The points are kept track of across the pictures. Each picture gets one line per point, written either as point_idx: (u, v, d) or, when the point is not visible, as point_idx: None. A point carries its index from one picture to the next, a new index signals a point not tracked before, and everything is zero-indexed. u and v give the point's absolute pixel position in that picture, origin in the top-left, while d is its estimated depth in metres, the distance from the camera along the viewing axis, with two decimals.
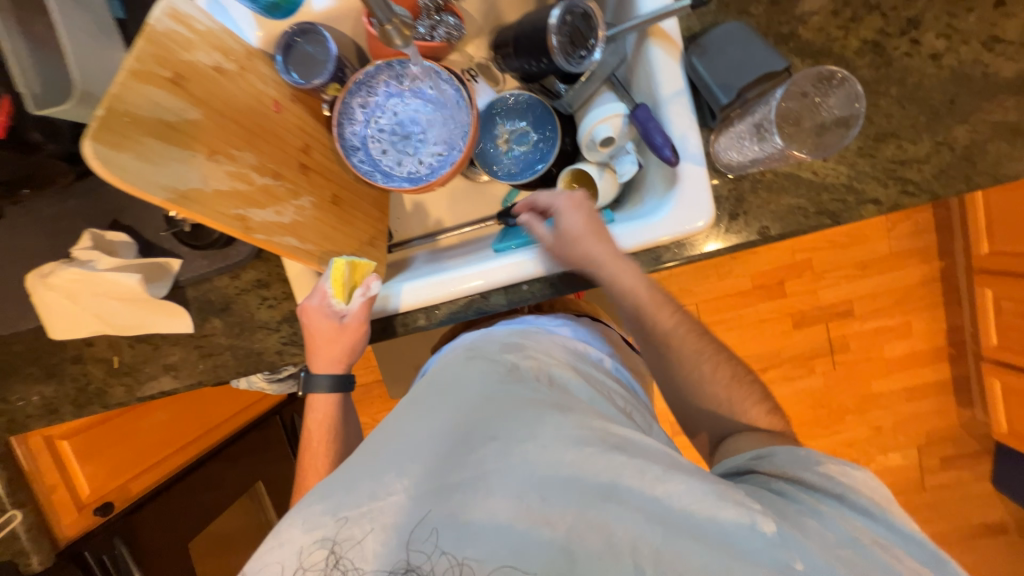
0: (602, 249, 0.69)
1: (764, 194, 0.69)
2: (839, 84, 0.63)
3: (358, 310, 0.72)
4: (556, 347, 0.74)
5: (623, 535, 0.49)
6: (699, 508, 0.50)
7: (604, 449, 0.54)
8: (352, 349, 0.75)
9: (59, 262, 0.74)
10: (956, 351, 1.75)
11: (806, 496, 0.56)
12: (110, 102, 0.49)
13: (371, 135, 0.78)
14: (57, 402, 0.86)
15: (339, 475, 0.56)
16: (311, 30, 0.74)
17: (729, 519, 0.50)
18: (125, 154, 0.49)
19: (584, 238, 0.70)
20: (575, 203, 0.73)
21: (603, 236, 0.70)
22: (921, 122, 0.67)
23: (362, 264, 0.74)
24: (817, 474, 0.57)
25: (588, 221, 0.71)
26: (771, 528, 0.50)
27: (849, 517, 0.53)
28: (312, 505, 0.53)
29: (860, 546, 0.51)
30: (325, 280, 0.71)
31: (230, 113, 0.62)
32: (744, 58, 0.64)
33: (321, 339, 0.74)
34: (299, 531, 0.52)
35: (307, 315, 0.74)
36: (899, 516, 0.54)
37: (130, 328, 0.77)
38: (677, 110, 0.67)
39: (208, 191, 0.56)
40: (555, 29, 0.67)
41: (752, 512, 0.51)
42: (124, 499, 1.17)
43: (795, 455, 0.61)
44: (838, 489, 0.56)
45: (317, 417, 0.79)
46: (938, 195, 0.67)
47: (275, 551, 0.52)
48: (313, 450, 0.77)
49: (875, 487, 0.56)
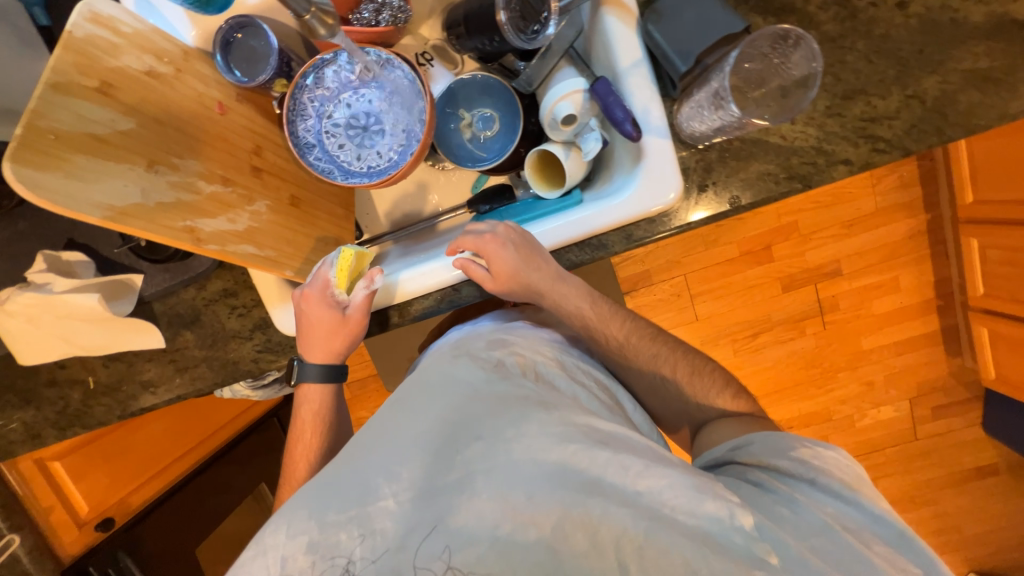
0: (541, 277, 0.71)
1: (732, 162, 0.67)
2: (795, 43, 0.61)
3: (360, 303, 0.73)
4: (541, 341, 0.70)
5: (606, 532, 0.49)
6: (680, 505, 0.50)
7: (588, 446, 0.53)
8: (351, 341, 0.75)
9: (15, 288, 0.72)
10: (944, 303, 1.75)
11: (781, 485, 0.56)
12: (29, 120, 0.46)
13: (326, 130, 0.75)
14: (38, 427, 0.85)
15: (324, 480, 0.56)
16: (249, 24, 0.70)
17: (712, 512, 0.50)
18: (51, 174, 0.47)
19: (522, 271, 0.70)
20: (500, 238, 0.70)
21: (540, 263, 0.71)
22: (889, 76, 0.64)
23: (366, 256, 0.74)
24: (791, 459, 0.58)
25: (521, 253, 0.70)
26: (748, 520, 0.50)
27: (821, 502, 0.54)
28: (297, 510, 0.53)
29: (834, 534, 0.51)
30: (330, 268, 0.70)
31: (169, 120, 0.58)
32: (701, 21, 0.61)
33: (318, 331, 0.73)
34: (283, 538, 0.51)
35: (305, 302, 0.72)
36: (869, 500, 0.55)
37: (99, 348, 0.76)
38: (638, 82, 0.64)
39: (150, 205, 0.54)
40: (502, 4, 0.64)
41: (732, 504, 0.51)
42: (125, 513, 1.19)
43: (770, 444, 0.61)
44: (811, 474, 0.56)
45: (310, 407, 0.78)
46: (910, 151, 0.65)
47: (258, 559, 0.52)
48: (303, 440, 0.77)
49: (846, 471, 0.57)
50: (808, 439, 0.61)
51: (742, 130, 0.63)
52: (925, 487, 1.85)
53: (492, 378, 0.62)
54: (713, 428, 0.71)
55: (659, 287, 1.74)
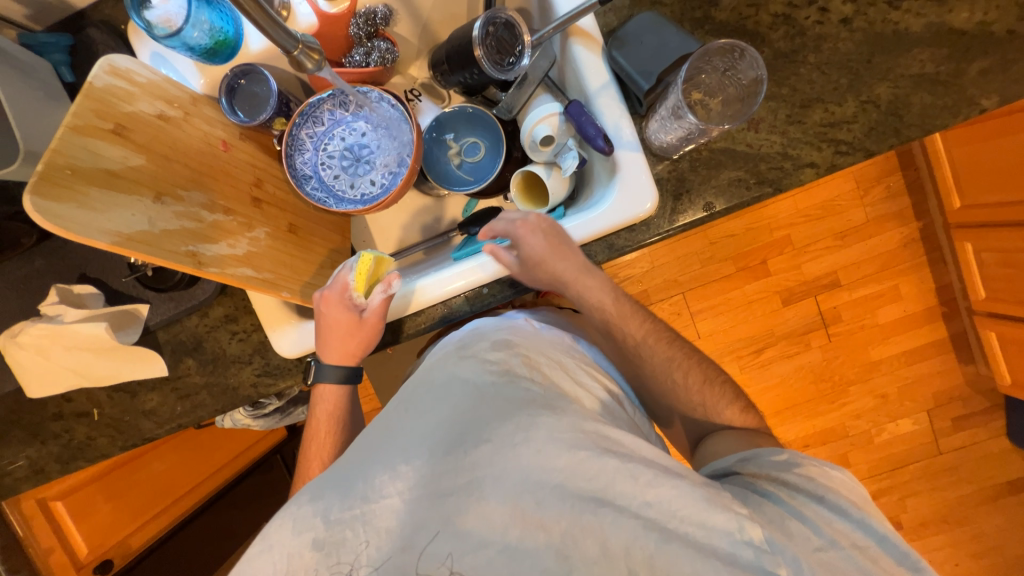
0: (567, 266, 0.72)
1: (703, 171, 0.71)
2: (741, 54, 0.66)
3: (377, 306, 0.74)
4: (549, 345, 0.71)
5: (616, 541, 0.49)
6: (690, 519, 0.49)
7: (598, 452, 0.53)
8: (367, 343, 0.76)
9: (28, 321, 0.75)
10: (948, 309, 1.74)
11: (788, 496, 0.53)
12: (49, 157, 0.51)
13: (323, 162, 0.82)
14: (43, 462, 0.86)
15: (331, 478, 0.57)
16: (252, 71, 0.77)
17: (722, 523, 0.49)
18: (66, 205, 0.51)
19: (548, 259, 0.71)
20: (532, 225, 0.73)
21: (566, 253, 0.72)
22: (843, 85, 0.69)
23: (384, 262, 0.79)
24: (797, 475, 0.55)
25: (550, 241, 0.72)
26: (755, 533, 0.49)
27: (824, 518, 0.51)
28: (304, 505, 0.55)
29: (839, 550, 0.49)
30: (349, 272, 0.74)
31: (177, 156, 0.64)
32: (660, 45, 0.66)
33: (337, 332, 0.74)
34: (289, 534, 0.53)
35: (324, 304, 0.74)
36: (875, 519, 0.51)
37: (104, 378, 0.78)
38: (607, 102, 0.69)
39: (156, 232, 0.58)
40: (478, 41, 0.70)
41: (740, 514, 0.50)
42: (124, 554, 1.18)
43: (778, 458, 0.59)
44: (817, 491, 0.53)
45: (326, 407, 0.78)
46: (872, 152, 0.69)
47: (265, 554, 0.53)
48: (318, 440, 0.77)
49: (852, 489, 0.54)
50: (815, 458, 0.58)
51: (705, 136, 0.67)
52: (957, 504, 1.76)
53: (501, 380, 0.61)
54: (721, 436, 0.71)
55: (658, 306, 1.75)
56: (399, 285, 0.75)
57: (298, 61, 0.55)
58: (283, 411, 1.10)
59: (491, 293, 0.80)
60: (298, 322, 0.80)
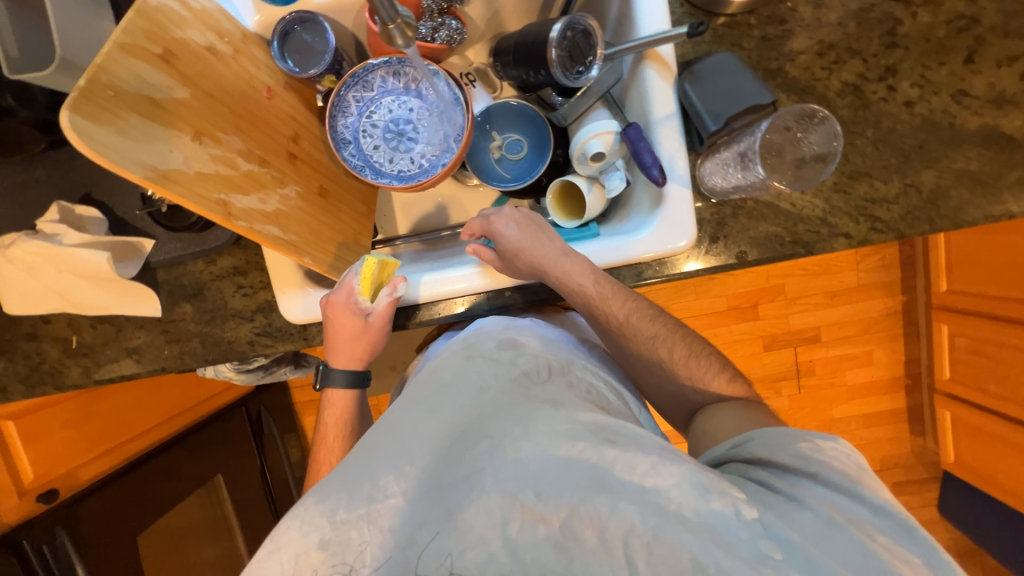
0: (546, 251, 0.73)
1: (744, 220, 0.72)
2: (819, 121, 0.67)
3: (382, 310, 0.74)
4: (557, 349, 0.73)
5: (614, 529, 0.49)
6: (686, 501, 0.49)
7: (593, 440, 0.54)
8: (373, 346, 0.78)
9: (20, 234, 0.70)
10: (912, 382, 1.84)
11: (779, 477, 0.52)
12: (93, 73, 0.47)
13: (363, 129, 0.78)
14: (5, 381, 0.82)
15: (339, 476, 0.56)
16: (311, 19, 0.73)
17: (718, 509, 0.48)
18: (104, 127, 0.47)
19: (524, 247, 0.73)
20: (505, 218, 0.77)
21: (543, 240, 0.74)
22: (892, 164, 0.70)
23: (390, 264, 0.76)
24: (790, 456, 0.53)
25: (524, 231, 0.75)
26: (749, 513, 0.48)
27: (820, 497, 0.50)
28: (311, 507, 0.54)
29: (838, 529, 0.47)
30: (354, 276, 0.72)
31: (220, 96, 0.60)
32: (734, 89, 0.66)
33: (342, 336, 0.75)
34: (297, 535, 0.52)
35: (329, 309, 0.73)
36: (871, 489, 0.50)
37: (91, 308, 0.74)
38: (667, 133, 0.69)
39: (190, 173, 0.55)
40: (555, 42, 0.69)
41: (732, 497, 0.49)
42: (71, 487, 1.09)
43: (772, 438, 0.56)
44: (809, 468, 0.51)
45: (334, 411, 0.82)
46: (903, 234, 0.71)
47: (273, 555, 0.52)
48: (326, 443, 0.80)
49: (847, 459, 0.52)
50: (808, 430, 0.56)
51: (762, 190, 0.69)
52: None
53: (505, 382, 0.64)
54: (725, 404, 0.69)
55: None
56: (404, 288, 0.75)
57: (390, 33, 0.53)
58: (267, 368, 1.07)
59: (514, 296, 0.80)
60: (308, 289, 0.76)
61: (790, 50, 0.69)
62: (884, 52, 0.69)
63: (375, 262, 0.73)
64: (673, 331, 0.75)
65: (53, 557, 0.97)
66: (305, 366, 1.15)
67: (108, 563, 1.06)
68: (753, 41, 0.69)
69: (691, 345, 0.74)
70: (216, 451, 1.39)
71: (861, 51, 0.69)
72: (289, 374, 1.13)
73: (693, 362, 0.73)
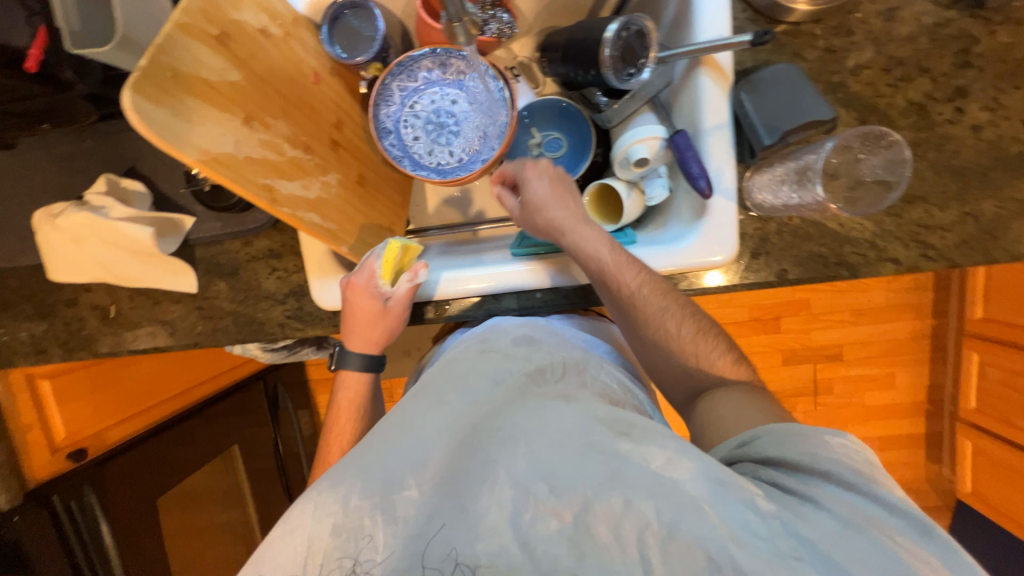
0: (567, 213, 0.70)
1: (788, 237, 0.70)
2: (887, 145, 0.64)
3: (402, 295, 0.73)
4: (573, 350, 0.73)
5: (629, 526, 0.48)
6: (697, 493, 0.47)
7: (606, 434, 0.53)
8: (390, 330, 0.77)
9: (69, 204, 0.72)
10: (933, 408, 1.79)
11: (790, 475, 0.50)
12: (154, 54, 0.47)
13: (405, 120, 0.77)
14: (46, 342, 0.85)
15: (353, 462, 0.57)
16: (361, 5, 0.72)
17: (735, 508, 0.46)
18: (162, 109, 0.48)
19: (547, 204, 0.71)
20: (540, 169, 0.73)
21: (569, 202, 0.71)
22: (951, 191, 0.67)
23: (412, 249, 0.75)
24: (801, 455, 0.51)
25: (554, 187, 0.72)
26: (767, 507, 0.46)
27: (833, 496, 0.47)
28: (325, 491, 0.54)
29: (858, 532, 0.44)
30: (376, 259, 0.71)
31: (270, 79, 0.61)
32: (793, 102, 0.64)
33: (360, 318, 0.74)
34: (310, 519, 0.53)
35: (350, 291, 0.72)
36: (885, 487, 0.47)
37: (130, 280, 0.76)
38: (717, 143, 0.67)
39: (239, 156, 0.55)
40: (609, 42, 0.67)
41: (748, 494, 0.47)
42: (99, 447, 1.11)
43: (781, 435, 0.54)
44: (821, 467, 0.49)
45: (348, 394, 0.81)
46: (956, 264, 0.68)
47: (286, 537, 0.53)
48: (338, 425, 0.79)
49: (859, 454, 0.50)
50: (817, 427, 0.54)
51: (817, 211, 0.67)
52: None
53: (519, 377, 0.65)
54: (733, 388, 0.66)
55: None
56: (425, 274, 0.74)
57: (454, 31, 0.54)
58: (291, 348, 1.08)
59: (543, 301, 0.78)
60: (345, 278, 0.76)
61: (854, 65, 0.66)
62: (955, 72, 0.65)
63: (398, 246, 0.72)
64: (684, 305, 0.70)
65: (81, 512, 1.02)
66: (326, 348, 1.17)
67: (130, 521, 1.10)
68: (816, 52, 0.67)
69: (697, 322, 0.70)
70: (234, 423, 1.43)
71: (931, 69, 0.66)
72: (311, 354, 1.15)
73: (699, 340, 0.69)
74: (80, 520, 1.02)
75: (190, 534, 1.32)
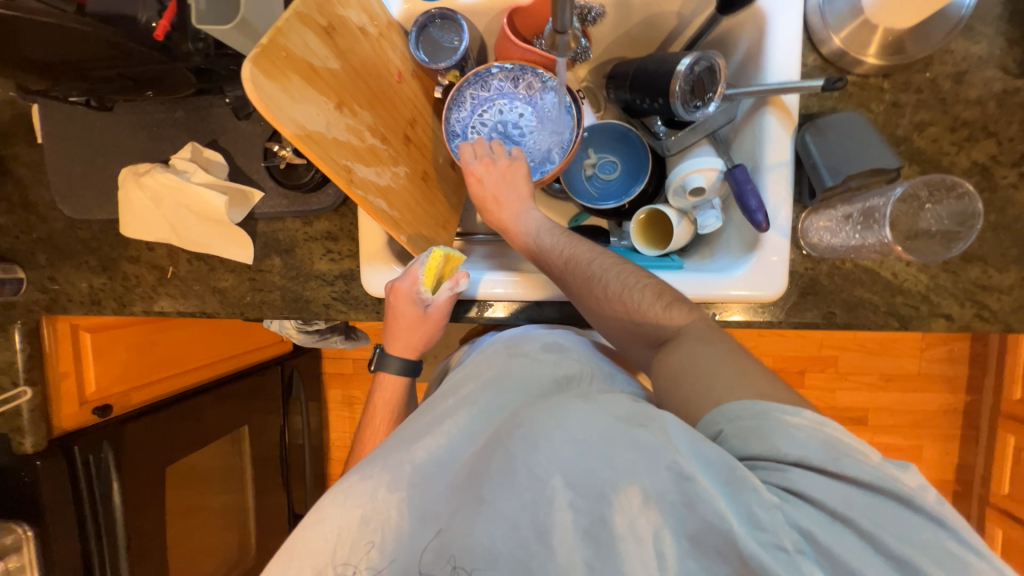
0: (498, 195, 0.75)
1: (839, 281, 0.70)
2: (958, 196, 0.64)
3: (442, 303, 0.74)
4: (595, 353, 0.69)
5: (646, 526, 0.43)
6: (706, 485, 0.42)
7: (626, 429, 0.48)
8: (429, 337, 0.79)
9: (155, 166, 0.78)
10: (961, 488, 1.70)
11: (764, 464, 0.44)
12: (274, 35, 0.52)
13: (472, 126, 0.82)
14: (102, 294, 0.89)
15: (380, 454, 0.53)
16: (449, 17, 0.75)
17: (741, 502, 0.42)
18: (274, 84, 0.52)
19: (479, 187, 0.76)
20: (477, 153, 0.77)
21: (500, 187, 0.75)
22: (1011, 254, 0.67)
23: (455, 258, 0.76)
24: (774, 445, 0.44)
25: (491, 171, 0.76)
26: (771, 498, 0.41)
27: (815, 484, 0.42)
28: (356, 483, 0.50)
29: (847, 525, 0.41)
30: (419, 266, 0.72)
31: (362, 72, 0.65)
32: (859, 148, 0.65)
33: (401, 323, 0.77)
34: (340, 509, 0.49)
35: (394, 295, 0.74)
36: (857, 459, 0.43)
37: (194, 244, 0.80)
38: (775, 181, 0.68)
39: (328, 136, 0.59)
40: (681, 76, 0.69)
41: (752, 485, 0.42)
42: (122, 406, 1.13)
43: (750, 422, 0.46)
44: (794, 456, 0.43)
45: (384, 395, 0.82)
46: (1011, 327, 0.68)
47: (315, 526, 0.49)
48: (373, 425, 0.80)
49: (822, 430, 0.44)
50: (775, 402, 0.47)
51: (877, 252, 0.67)
52: None
53: (546, 383, 0.59)
54: (675, 345, 0.58)
55: None
56: (466, 284, 0.74)
57: (557, 41, 0.59)
58: (322, 334, 1.11)
59: None
60: (395, 267, 0.78)
61: (919, 121, 0.68)
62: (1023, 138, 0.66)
63: (441, 255, 0.73)
64: (612, 266, 0.66)
65: (95, 469, 1.02)
66: (353, 340, 1.22)
67: (140, 487, 1.10)
68: (883, 105, 0.69)
69: (622, 279, 0.64)
70: (250, 403, 1.44)
71: (997, 133, 0.67)
72: (339, 343, 1.19)
73: (628, 295, 0.62)
74: (92, 477, 1.02)
75: (195, 514, 1.29)
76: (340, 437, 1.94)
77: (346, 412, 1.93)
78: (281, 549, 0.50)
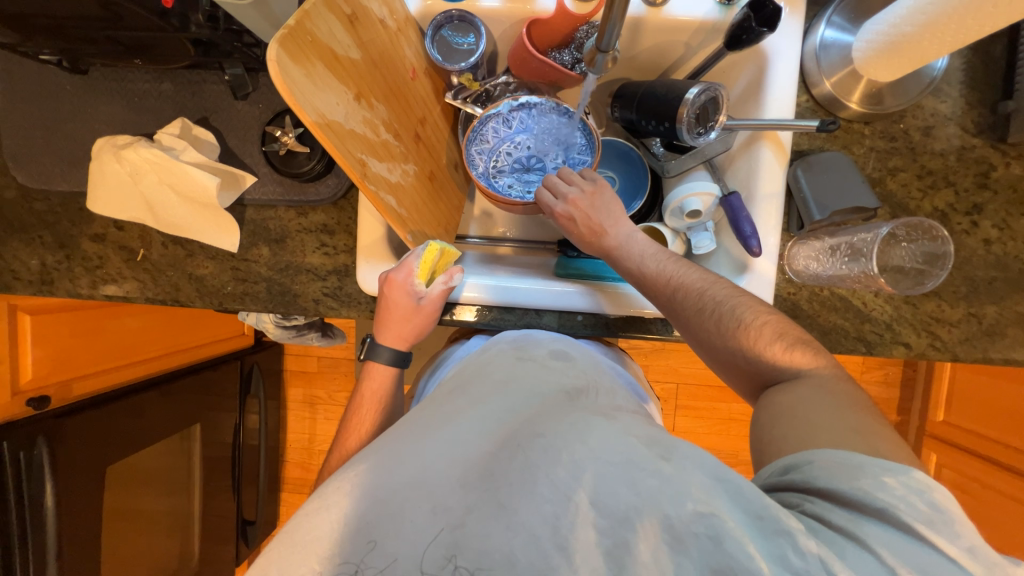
0: (597, 218, 0.72)
1: (817, 306, 0.76)
2: (932, 238, 0.71)
3: (435, 296, 0.73)
4: (604, 370, 0.69)
5: (667, 549, 0.41)
6: (733, 523, 0.40)
7: (646, 451, 0.47)
8: (420, 329, 0.76)
9: (136, 140, 0.72)
10: None
11: (835, 507, 0.42)
12: (300, 18, 0.50)
13: (494, 177, 0.81)
14: (55, 274, 0.80)
15: (391, 444, 0.50)
16: (467, 20, 0.74)
17: (772, 542, 0.40)
18: (298, 69, 0.50)
19: (577, 208, 0.72)
20: (570, 177, 0.75)
21: (600, 211, 0.72)
22: (961, 292, 0.75)
23: (449, 253, 0.74)
24: (856, 489, 0.42)
25: (577, 202, 0.72)
26: (810, 543, 0.39)
27: (885, 540, 0.40)
28: (361, 475, 0.47)
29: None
30: (414, 258, 0.70)
31: (379, 64, 0.63)
32: (843, 185, 0.72)
33: (393, 315, 0.74)
34: (349, 497, 0.46)
35: (386, 286, 0.72)
36: (948, 532, 0.39)
37: (174, 227, 0.74)
38: (766, 211, 0.73)
39: (345, 127, 0.57)
40: (688, 104, 0.72)
41: (788, 527, 0.40)
42: (61, 398, 1.01)
43: (837, 464, 0.44)
44: (874, 505, 0.41)
45: (372, 385, 0.77)
46: (957, 356, 0.76)
47: (319, 514, 0.45)
48: (358, 416, 0.75)
49: (926, 493, 0.41)
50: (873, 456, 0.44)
51: (861, 282, 0.72)
52: None
53: (557, 393, 0.58)
54: (789, 388, 0.56)
55: None
56: (459, 279, 0.74)
57: (596, 58, 0.60)
58: (299, 330, 1.07)
59: (585, 323, 0.79)
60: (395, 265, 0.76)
61: (892, 167, 0.75)
62: (974, 189, 0.75)
63: (437, 248, 0.71)
64: (727, 297, 0.63)
65: (26, 465, 0.90)
66: (329, 337, 1.17)
67: (80, 487, 0.98)
68: (862, 149, 0.76)
69: (737, 313, 0.61)
70: (207, 401, 1.33)
71: (954, 183, 0.75)
72: (315, 340, 1.14)
73: (743, 331, 0.60)
74: (24, 475, 0.90)
75: (132, 518, 1.17)
76: (297, 439, 1.84)
77: (307, 412, 1.83)
78: (280, 530, 0.47)
